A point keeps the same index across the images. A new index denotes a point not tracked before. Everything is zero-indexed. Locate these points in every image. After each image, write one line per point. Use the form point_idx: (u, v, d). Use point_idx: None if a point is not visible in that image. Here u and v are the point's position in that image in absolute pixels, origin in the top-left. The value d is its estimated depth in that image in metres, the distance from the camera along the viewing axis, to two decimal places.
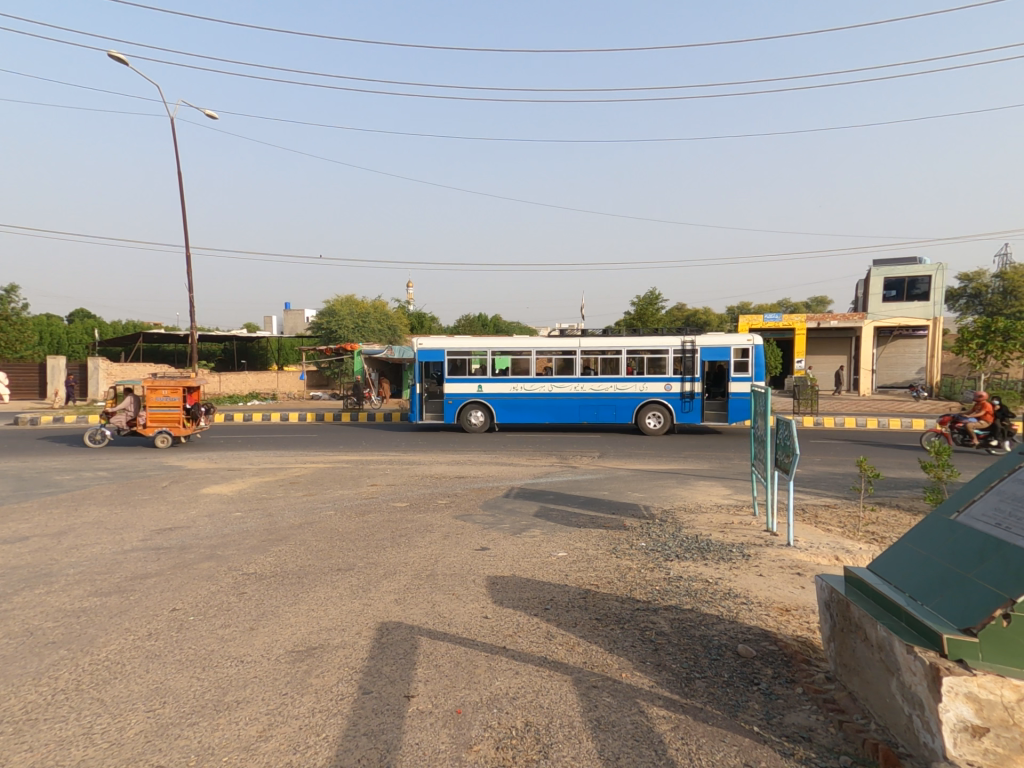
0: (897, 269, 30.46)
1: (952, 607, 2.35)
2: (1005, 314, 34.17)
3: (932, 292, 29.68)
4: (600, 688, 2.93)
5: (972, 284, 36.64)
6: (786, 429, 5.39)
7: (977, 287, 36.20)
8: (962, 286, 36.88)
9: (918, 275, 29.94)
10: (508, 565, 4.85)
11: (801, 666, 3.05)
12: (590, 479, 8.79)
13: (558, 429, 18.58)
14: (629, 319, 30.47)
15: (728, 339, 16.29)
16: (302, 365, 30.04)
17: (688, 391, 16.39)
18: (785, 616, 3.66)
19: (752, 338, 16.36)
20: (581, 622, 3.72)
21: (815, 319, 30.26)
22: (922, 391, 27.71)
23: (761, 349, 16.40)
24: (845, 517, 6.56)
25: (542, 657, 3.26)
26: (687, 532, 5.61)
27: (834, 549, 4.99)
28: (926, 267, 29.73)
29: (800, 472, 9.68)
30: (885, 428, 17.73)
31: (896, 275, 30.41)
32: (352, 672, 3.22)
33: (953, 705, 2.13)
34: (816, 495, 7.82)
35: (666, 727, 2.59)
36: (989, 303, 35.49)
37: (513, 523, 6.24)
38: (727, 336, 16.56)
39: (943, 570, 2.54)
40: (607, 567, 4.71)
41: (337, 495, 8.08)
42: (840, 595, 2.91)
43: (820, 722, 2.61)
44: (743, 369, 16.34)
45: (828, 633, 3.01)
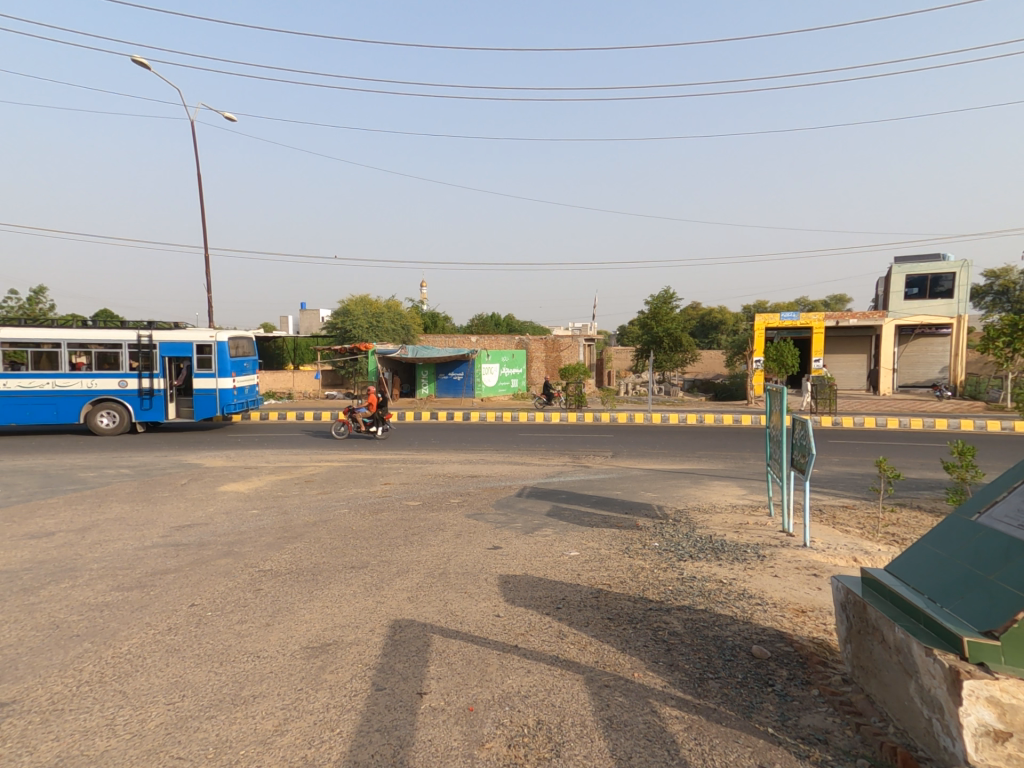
0: (920, 266, 29.61)
1: (972, 608, 2.30)
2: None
3: (956, 290, 28.98)
4: (612, 688, 2.92)
5: (998, 281, 35.72)
6: (802, 429, 5.30)
7: (1004, 284, 35.26)
8: (987, 284, 35.98)
9: (942, 272, 29.16)
10: (519, 564, 4.85)
11: (817, 668, 3.00)
12: (602, 479, 8.76)
13: (571, 427, 18.53)
14: (642, 318, 30.23)
15: (185, 336, 17.62)
16: (318, 364, 30.39)
17: (141, 387, 17.36)
18: (800, 617, 3.61)
19: (214, 337, 17.71)
20: (593, 621, 3.71)
21: (835, 317, 29.76)
22: (945, 391, 27.11)
23: (224, 348, 17.85)
24: (864, 518, 6.44)
25: (554, 656, 3.26)
26: (700, 532, 5.56)
27: (852, 550, 4.91)
28: (950, 264, 29.05)
29: (818, 473, 9.52)
30: (906, 428, 17.36)
31: (920, 272, 29.56)
32: (365, 669, 3.26)
33: (974, 709, 2.08)
34: (834, 496, 7.68)
35: (680, 728, 2.57)
36: (1016, 300, 34.52)
37: (524, 522, 6.25)
38: (195, 333, 17.77)
39: (964, 571, 2.49)
40: (618, 567, 4.69)
41: (351, 494, 8.18)
42: (855, 596, 2.86)
43: (836, 724, 2.56)
44: (206, 366, 17.79)
45: (845, 635, 2.96)
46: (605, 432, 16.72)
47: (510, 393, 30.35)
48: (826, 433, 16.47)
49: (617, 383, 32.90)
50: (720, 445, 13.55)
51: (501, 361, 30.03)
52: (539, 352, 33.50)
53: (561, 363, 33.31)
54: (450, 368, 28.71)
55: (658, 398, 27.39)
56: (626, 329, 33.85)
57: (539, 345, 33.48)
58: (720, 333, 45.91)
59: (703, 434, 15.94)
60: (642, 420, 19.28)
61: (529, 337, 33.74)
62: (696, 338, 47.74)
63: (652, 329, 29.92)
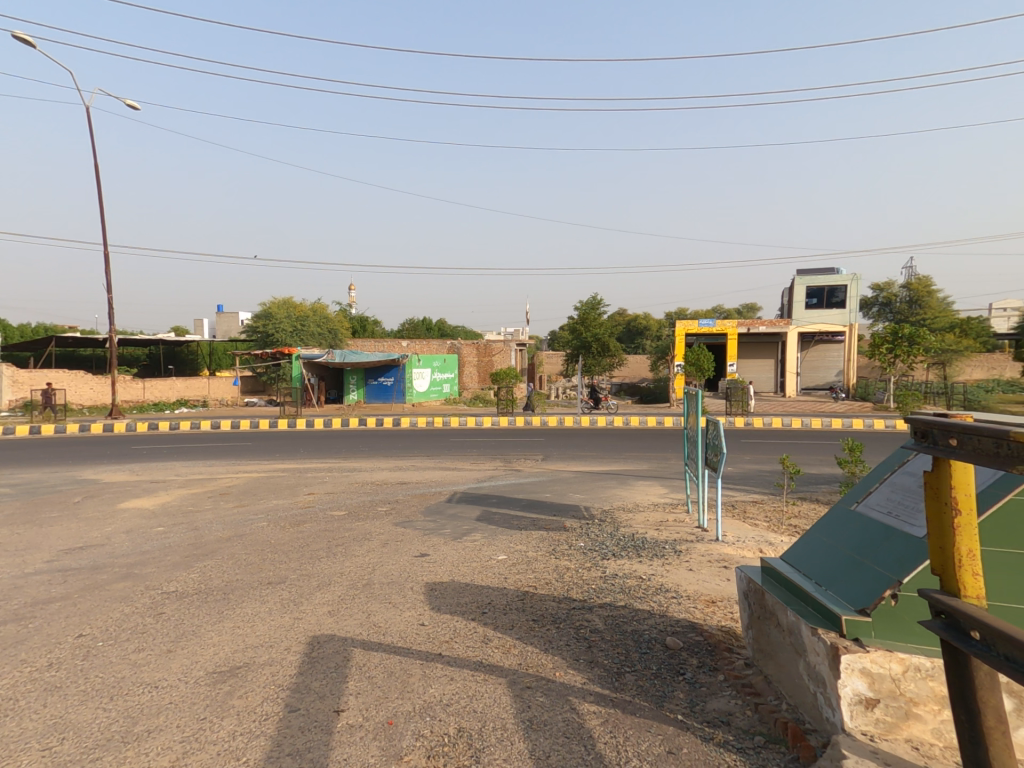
0: (819, 278, 32.46)
1: (849, 590, 2.56)
2: (910, 321, 37.59)
3: (848, 301, 32.06)
4: (533, 689, 2.96)
5: (882, 293, 40.04)
6: (715, 429, 5.66)
7: (886, 296, 39.59)
8: (874, 296, 40.25)
9: (837, 285, 32.16)
10: (447, 570, 4.83)
11: (723, 655, 3.21)
12: (533, 482, 8.88)
13: (504, 432, 18.64)
14: (573, 324, 31.10)
15: None
16: (237, 370, 28.68)
17: None
18: (710, 608, 3.83)
19: None
20: (518, 623, 3.75)
21: (746, 325, 32.11)
22: (840, 393, 29.95)
23: None
24: (771, 512, 6.97)
25: (478, 662, 3.26)
26: (624, 531, 5.78)
27: (758, 542, 5.29)
28: (843, 277, 32.05)
29: (732, 471, 10.18)
30: (808, 427, 19.00)
31: (818, 284, 32.45)
32: (278, 690, 3.10)
33: (850, 681, 2.30)
34: (744, 492, 8.25)
35: (596, 723, 2.65)
36: (897, 311, 38.83)
37: (453, 527, 6.20)
38: None
39: (843, 556, 2.76)
40: (546, 568, 4.77)
41: (270, 505, 7.76)
42: (756, 584, 3.09)
43: (738, 706, 2.74)
44: None
45: (747, 621, 3.18)
46: (537, 435, 17.02)
47: (442, 397, 30.16)
48: (739, 433, 17.68)
49: (548, 387, 33.54)
50: (645, 446, 14.16)
51: (433, 366, 29.80)
52: (470, 357, 33.59)
53: (493, 368, 33.53)
54: (380, 373, 28.02)
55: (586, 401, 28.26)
56: (556, 335, 34.66)
57: (471, 350, 33.49)
58: (646, 338, 48.11)
59: (630, 436, 16.58)
60: (572, 423, 19.80)
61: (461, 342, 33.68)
62: (624, 343, 49.78)
63: (582, 335, 30.82)
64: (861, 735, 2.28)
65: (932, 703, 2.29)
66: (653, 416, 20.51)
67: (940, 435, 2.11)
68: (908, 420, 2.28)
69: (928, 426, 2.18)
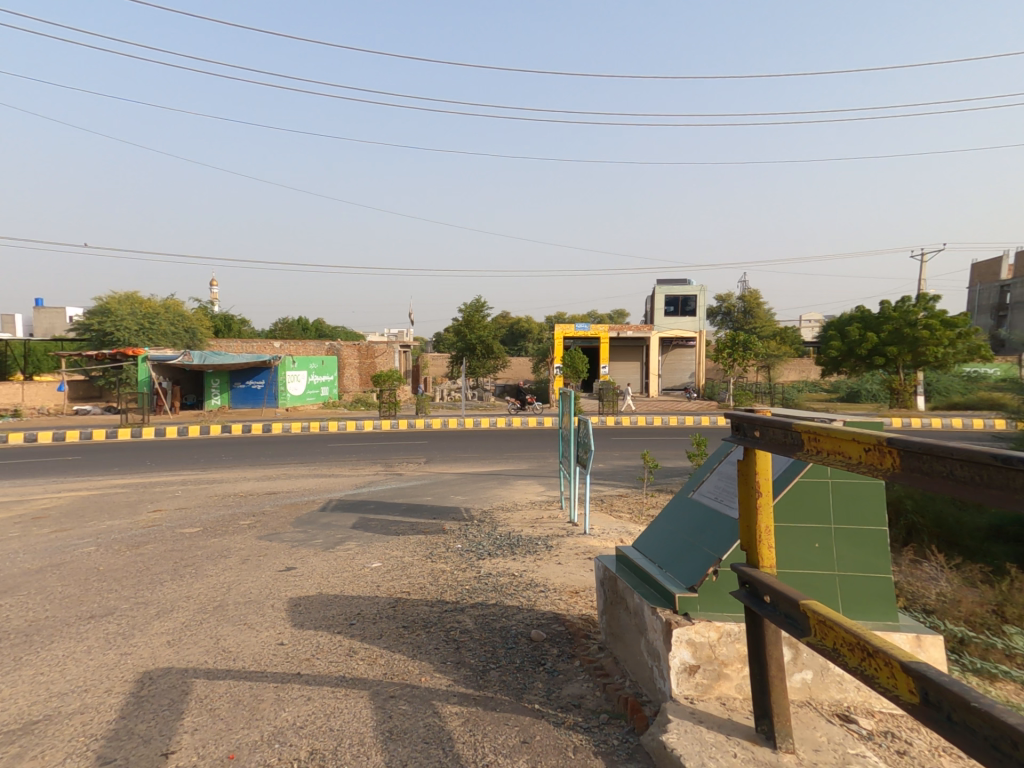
0: (674, 287, 36.35)
1: (683, 569, 2.86)
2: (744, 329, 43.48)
3: (698, 309, 36.17)
4: (396, 698, 2.90)
5: (724, 304, 45.84)
6: (585, 428, 6.03)
7: (727, 306, 45.35)
8: (718, 307, 45.98)
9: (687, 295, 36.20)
10: (314, 583, 4.56)
11: (580, 641, 3.41)
12: (413, 486, 8.76)
13: (384, 435, 18.18)
14: (457, 325, 31.31)
15: None
16: (65, 373, 24.63)
17: None
18: (574, 598, 4.06)
19: None
20: (386, 632, 3.66)
21: (616, 329, 34.75)
22: (693, 392, 33.67)
23: None
24: (634, 504, 7.58)
25: (339, 677, 3.12)
26: (500, 530, 5.92)
27: (621, 533, 5.72)
28: (692, 288, 36.16)
29: (603, 466, 10.93)
30: (668, 424, 21.06)
31: (674, 292, 36.29)
32: (93, 741, 2.70)
33: (679, 652, 2.57)
34: (613, 486, 8.90)
35: (457, 723, 2.67)
36: (735, 320, 44.72)
37: (325, 537, 5.89)
38: None
39: (681, 540, 3.08)
40: (421, 573, 4.72)
41: (103, 527, 6.74)
42: (610, 572, 3.32)
43: (589, 688, 2.93)
44: None
45: (603, 607, 3.41)
46: (419, 438, 16.85)
47: (319, 401, 28.61)
48: (608, 430, 19.05)
49: (433, 389, 33.39)
50: (526, 445, 14.68)
51: (310, 369, 28.11)
52: (352, 359, 32.29)
53: (375, 370, 32.60)
54: (247, 376, 25.92)
55: (470, 403, 28.61)
56: (441, 337, 34.64)
57: (351, 351, 32.21)
58: (528, 341, 50.01)
59: (510, 436, 17.11)
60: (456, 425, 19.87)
61: (340, 343, 32.23)
62: (507, 345, 51.20)
63: (467, 337, 31.12)
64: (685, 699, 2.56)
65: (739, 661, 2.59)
66: (533, 416, 21.34)
67: (747, 428, 2.53)
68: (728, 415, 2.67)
69: (741, 420, 2.57)
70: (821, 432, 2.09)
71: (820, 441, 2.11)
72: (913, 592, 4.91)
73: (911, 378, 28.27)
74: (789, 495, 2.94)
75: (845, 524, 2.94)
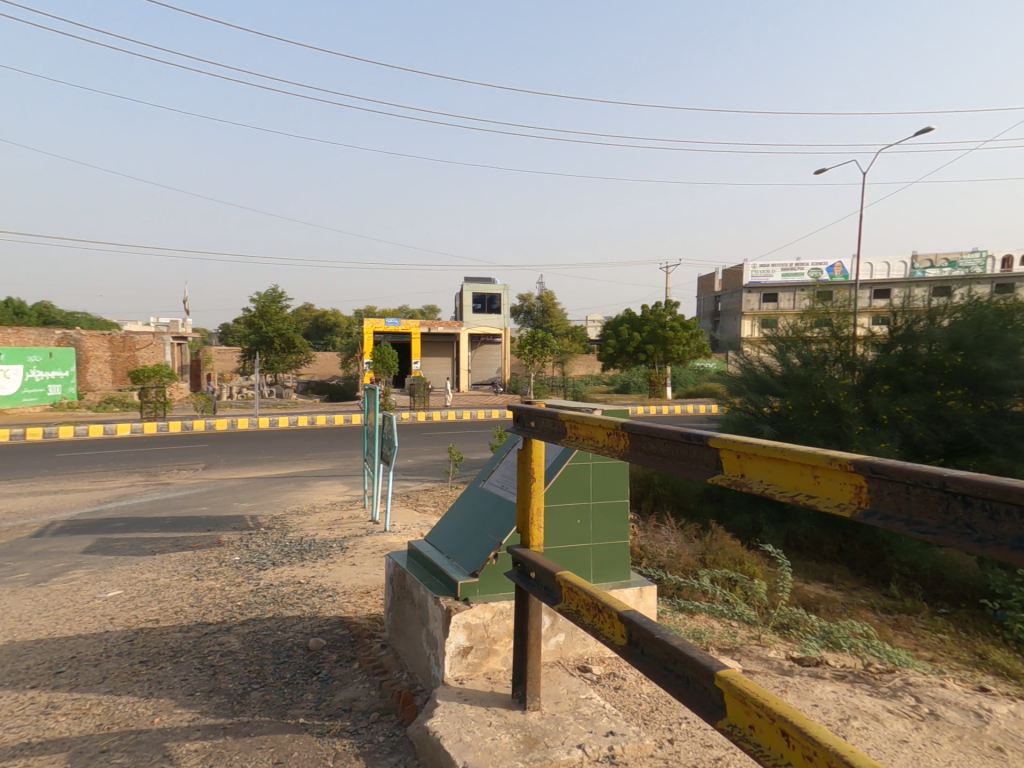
0: (480, 286, 38.56)
1: (469, 556, 2.85)
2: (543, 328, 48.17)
3: (503, 307, 38.93)
4: (108, 753, 2.32)
5: (526, 304, 50.22)
6: (389, 423, 5.79)
7: (528, 306, 49.74)
8: (521, 307, 50.18)
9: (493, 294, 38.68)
10: (10, 631, 3.49)
11: (364, 643, 3.19)
12: (184, 496, 7.48)
13: (150, 440, 15.36)
14: (249, 317, 28.28)
15: None
16: None
17: None
18: (364, 599, 3.82)
19: None
20: (113, 672, 2.95)
21: (427, 326, 35.22)
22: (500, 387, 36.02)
23: None
24: (440, 496, 7.62)
25: (21, 745, 2.40)
26: (290, 536, 5.34)
27: (423, 527, 5.66)
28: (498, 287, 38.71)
29: (411, 462, 10.84)
30: (476, 417, 22.04)
31: (481, 291, 38.46)
32: None
33: (454, 636, 2.57)
34: (420, 481, 8.85)
35: (192, 763, 2.23)
36: (535, 319, 49.25)
37: (41, 569, 4.62)
38: None
39: (469, 529, 3.09)
40: (179, 595, 3.97)
41: None
42: (398, 568, 3.18)
43: (365, 689, 2.73)
44: None
45: (389, 603, 3.25)
46: (199, 440, 14.67)
47: (46, 404, 23.03)
48: (416, 425, 19.08)
49: (222, 387, 29.66)
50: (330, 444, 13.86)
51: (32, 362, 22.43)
52: (98, 351, 26.83)
53: (136, 365, 27.60)
54: None
55: (263, 400, 26.11)
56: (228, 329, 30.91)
57: (99, 342, 26.75)
58: (334, 335, 47.60)
59: (311, 434, 16.02)
60: (246, 425, 17.82)
61: (83, 332, 26.38)
62: (311, 340, 48.11)
63: (261, 330, 28.24)
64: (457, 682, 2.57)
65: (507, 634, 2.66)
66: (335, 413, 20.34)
67: (522, 418, 2.78)
68: (509, 407, 2.87)
69: (519, 412, 2.78)
70: (578, 419, 2.49)
71: (580, 427, 2.50)
72: (651, 551, 5.85)
73: (663, 373, 33.89)
74: (562, 476, 3.17)
75: (603, 498, 3.26)
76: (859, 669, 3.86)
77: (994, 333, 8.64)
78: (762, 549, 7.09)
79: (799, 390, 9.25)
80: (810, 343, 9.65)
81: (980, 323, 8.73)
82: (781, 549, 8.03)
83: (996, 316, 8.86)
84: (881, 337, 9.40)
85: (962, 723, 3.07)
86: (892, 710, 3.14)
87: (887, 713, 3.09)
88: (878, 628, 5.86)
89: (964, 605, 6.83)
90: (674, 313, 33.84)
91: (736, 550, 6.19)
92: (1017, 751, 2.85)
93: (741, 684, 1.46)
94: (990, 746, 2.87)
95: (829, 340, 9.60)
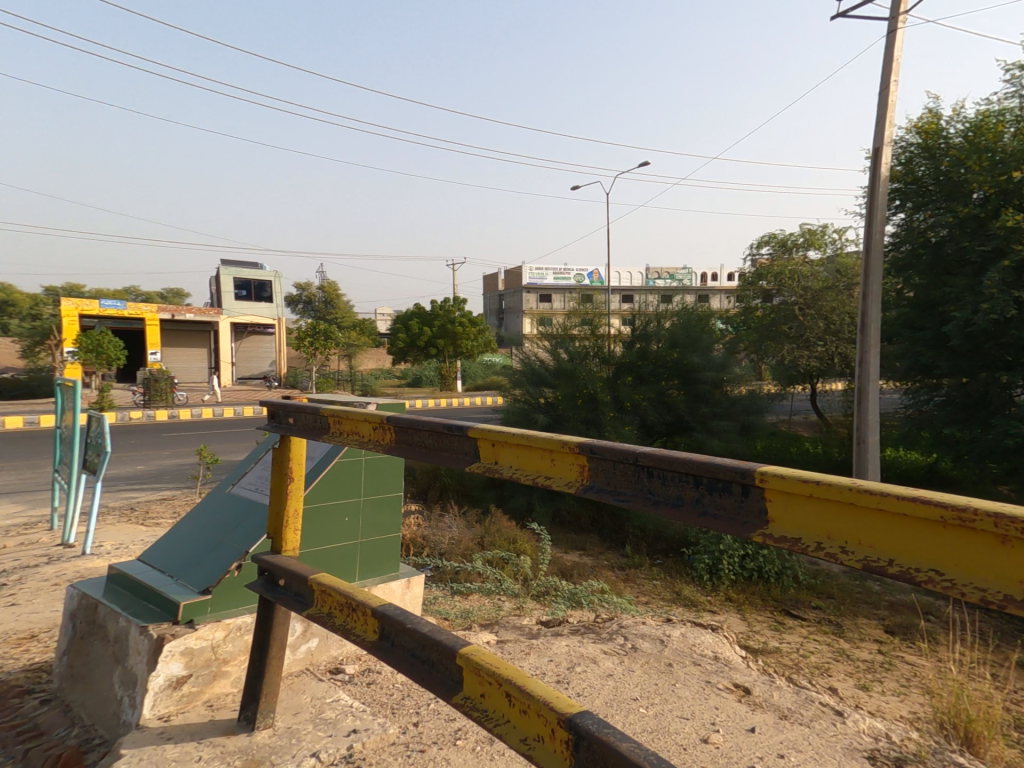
0: (246, 270, 35.19)
1: (198, 575, 3.09)
2: (326, 318, 46.32)
3: (275, 296, 36.30)
4: None
5: (304, 294, 48.31)
6: (97, 426, 5.06)
7: (308, 296, 47.98)
8: (298, 295, 47.99)
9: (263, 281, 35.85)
10: None
11: (14, 704, 3.31)
12: None
13: None
14: None
15: None
16: None
17: None
18: (23, 646, 3.83)
19: None
20: None
21: (170, 309, 30.78)
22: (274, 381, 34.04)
23: None
24: (177, 509, 7.30)
25: None
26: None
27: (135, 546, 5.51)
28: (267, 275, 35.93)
29: (147, 476, 9.97)
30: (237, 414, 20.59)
31: (245, 276, 35.19)
32: None
33: (166, 668, 2.82)
34: (155, 497, 8.28)
35: None
36: (317, 308, 47.49)
37: None
38: None
39: (201, 545, 3.27)
40: None
41: None
42: (99, 600, 3.24)
43: (9, 754, 2.91)
44: None
45: (67, 645, 3.36)
46: None
47: None
48: (158, 429, 16.61)
49: None
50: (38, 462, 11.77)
51: None
52: None
53: None
54: None
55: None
56: None
57: None
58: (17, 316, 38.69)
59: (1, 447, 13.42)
60: None
61: None
62: None
63: None
64: (162, 716, 2.81)
65: (243, 653, 3.04)
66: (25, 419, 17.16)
67: (282, 414, 2.60)
68: (264, 402, 2.69)
69: (275, 406, 2.64)
70: (343, 414, 2.41)
71: (343, 423, 2.44)
72: (432, 540, 6.20)
73: (454, 366, 35.31)
74: (327, 475, 3.31)
75: (373, 492, 3.49)
76: (592, 620, 4.70)
77: (697, 333, 11.53)
78: (529, 526, 7.84)
79: (568, 383, 10.87)
80: (575, 340, 11.39)
81: (687, 326, 11.48)
82: (548, 523, 9.30)
83: (697, 320, 11.86)
84: (627, 334, 11.66)
85: (649, 650, 3.99)
86: (606, 651, 3.93)
87: (602, 654, 3.86)
88: (614, 583, 7.27)
89: (671, 553, 8.69)
90: (463, 309, 36.15)
91: (512, 532, 6.78)
92: (679, 663, 3.82)
93: (481, 658, 1.55)
94: (666, 663, 3.81)
95: (590, 338, 11.46)
